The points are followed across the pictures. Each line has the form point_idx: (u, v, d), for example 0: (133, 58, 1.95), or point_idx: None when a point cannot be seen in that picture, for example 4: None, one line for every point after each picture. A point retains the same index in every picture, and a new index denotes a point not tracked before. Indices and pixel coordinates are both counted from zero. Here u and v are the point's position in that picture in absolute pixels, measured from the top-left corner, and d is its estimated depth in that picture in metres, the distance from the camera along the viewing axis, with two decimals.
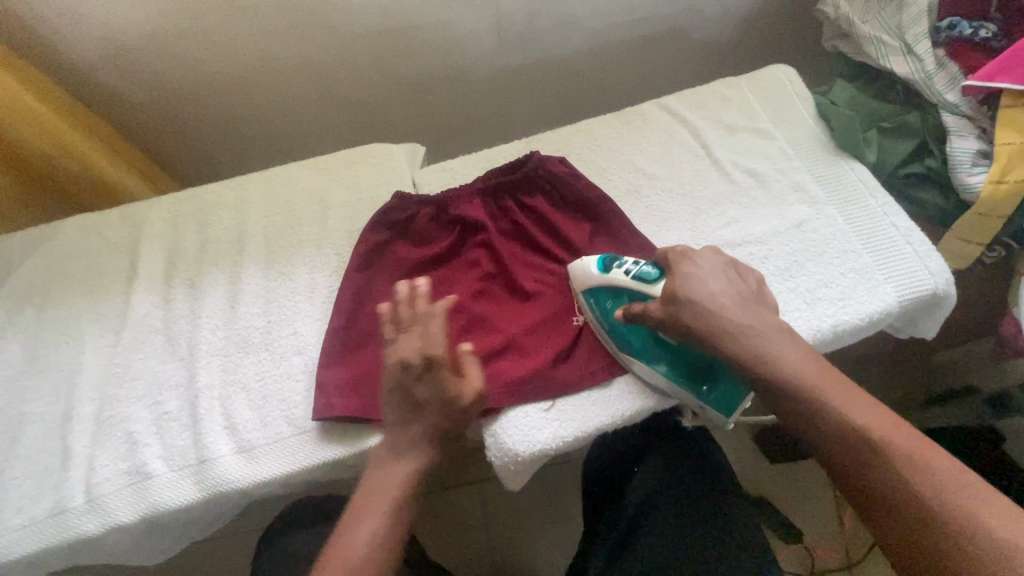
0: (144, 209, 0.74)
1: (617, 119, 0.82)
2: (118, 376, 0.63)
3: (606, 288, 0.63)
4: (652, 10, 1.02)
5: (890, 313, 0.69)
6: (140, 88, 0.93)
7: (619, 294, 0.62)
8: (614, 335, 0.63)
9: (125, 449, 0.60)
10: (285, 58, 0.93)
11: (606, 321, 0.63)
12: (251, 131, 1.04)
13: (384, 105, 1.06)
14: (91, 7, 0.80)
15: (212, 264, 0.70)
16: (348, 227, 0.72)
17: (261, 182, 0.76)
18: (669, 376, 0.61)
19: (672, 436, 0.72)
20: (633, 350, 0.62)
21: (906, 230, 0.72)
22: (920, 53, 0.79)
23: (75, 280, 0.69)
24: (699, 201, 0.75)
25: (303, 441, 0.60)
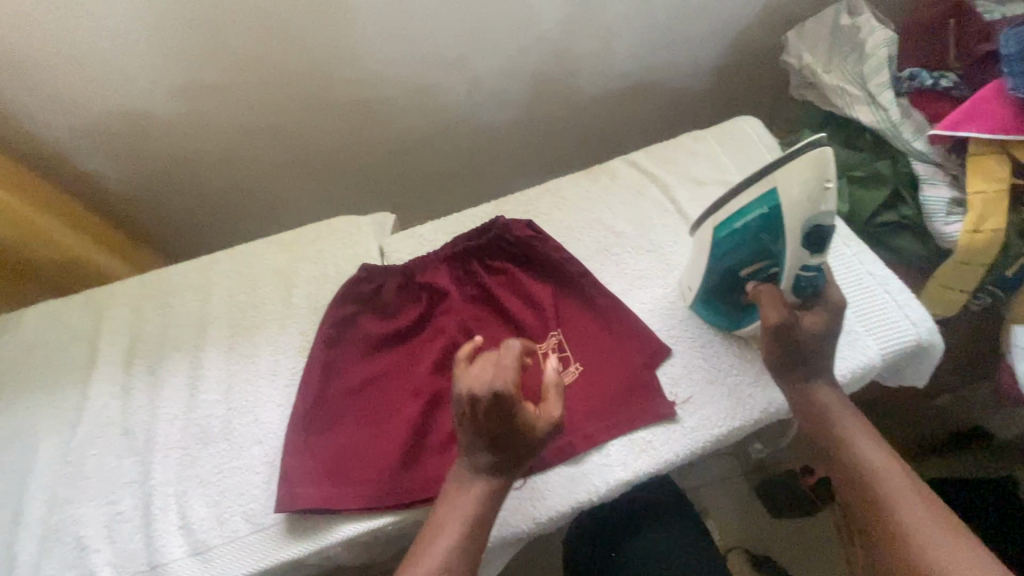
0: (108, 295, 0.73)
1: (585, 178, 0.82)
2: (71, 475, 0.61)
3: (783, 226, 0.53)
4: (620, 66, 1.04)
5: (875, 370, 0.66)
6: (113, 168, 0.93)
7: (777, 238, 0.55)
8: (730, 220, 0.56)
9: (73, 556, 0.57)
10: (259, 129, 0.94)
11: (741, 216, 0.55)
12: (228, 201, 1.04)
13: (361, 170, 1.06)
14: (65, 97, 0.82)
15: (174, 349, 0.69)
16: (313, 303, 0.71)
17: (227, 260, 0.75)
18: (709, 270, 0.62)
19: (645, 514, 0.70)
20: (724, 235, 0.57)
21: (883, 278, 0.70)
22: (884, 103, 0.79)
23: (33, 374, 0.68)
24: (670, 258, 0.74)
25: (260, 539, 0.57)
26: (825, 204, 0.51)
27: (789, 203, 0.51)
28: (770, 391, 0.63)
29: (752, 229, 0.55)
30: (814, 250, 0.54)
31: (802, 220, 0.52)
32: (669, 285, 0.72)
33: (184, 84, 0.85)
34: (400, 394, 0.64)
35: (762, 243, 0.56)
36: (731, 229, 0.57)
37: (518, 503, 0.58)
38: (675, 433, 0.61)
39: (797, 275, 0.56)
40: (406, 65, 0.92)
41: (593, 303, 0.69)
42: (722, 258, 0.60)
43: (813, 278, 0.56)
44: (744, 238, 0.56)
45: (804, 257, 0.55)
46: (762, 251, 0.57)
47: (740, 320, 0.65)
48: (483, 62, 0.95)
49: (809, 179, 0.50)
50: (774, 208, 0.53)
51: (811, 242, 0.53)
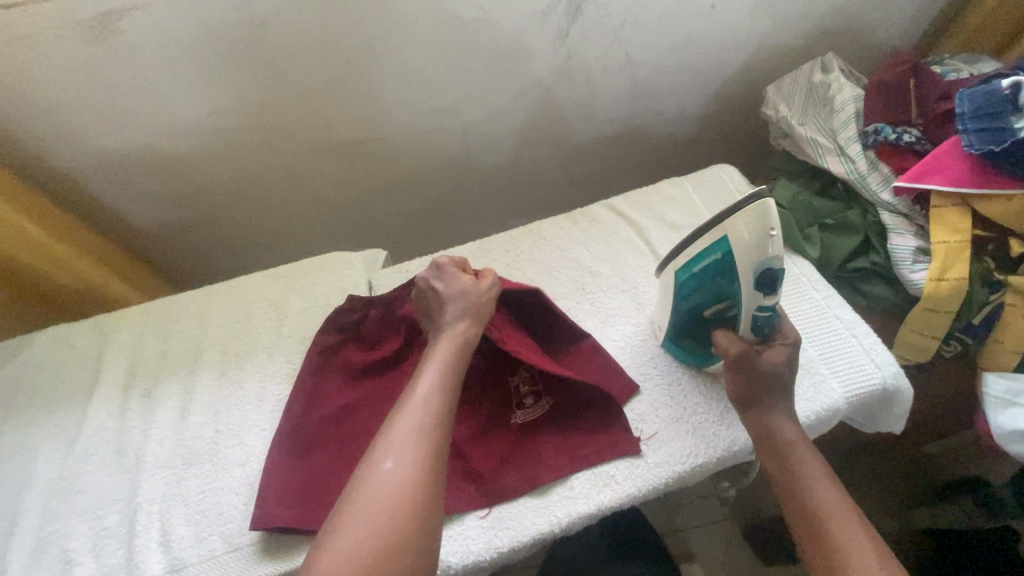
0: (114, 320, 0.78)
1: (566, 220, 0.87)
2: (64, 489, 0.65)
3: (732, 274, 0.56)
4: (606, 115, 1.11)
5: (839, 411, 0.67)
6: (131, 203, 1.00)
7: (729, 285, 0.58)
8: (689, 265, 0.60)
9: (59, 568, 0.60)
10: (268, 169, 1.02)
11: (697, 257, 0.58)
12: (236, 234, 1.12)
13: (360, 207, 1.14)
14: (92, 139, 0.89)
15: (170, 373, 0.73)
16: (302, 332, 0.76)
17: (226, 290, 0.80)
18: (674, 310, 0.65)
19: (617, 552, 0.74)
20: (684, 278, 0.61)
21: (850, 322, 0.73)
22: (853, 155, 0.83)
23: (39, 393, 0.72)
24: (643, 297, 0.77)
25: (235, 559, 0.60)
26: (772, 250, 0.53)
27: (739, 252, 0.54)
28: (733, 429, 0.65)
29: (708, 273, 0.58)
30: (767, 291, 0.56)
31: (753, 265, 0.54)
32: (640, 323, 0.75)
33: (202, 129, 0.93)
34: (377, 425, 0.66)
35: (720, 287, 0.58)
36: (689, 273, 0.60)
37: (481, 531, 0.60)
38: (638, 468, 0.63)
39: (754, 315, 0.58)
40: (403, 113, 1.00)
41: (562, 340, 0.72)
42: (685, 300, 0.63)
43: (769, 318, 0.58)
44: (701, 282, 0.59)
45: (758, 299, 0.57)
46: (721, 293, 0.59)
47: (704, 360, 0.67)
48: (476, 110, 1.03)
49: (753, 226, 0.53)
50: (726, 255, 0.55)
51: (764, 285, 0.55)
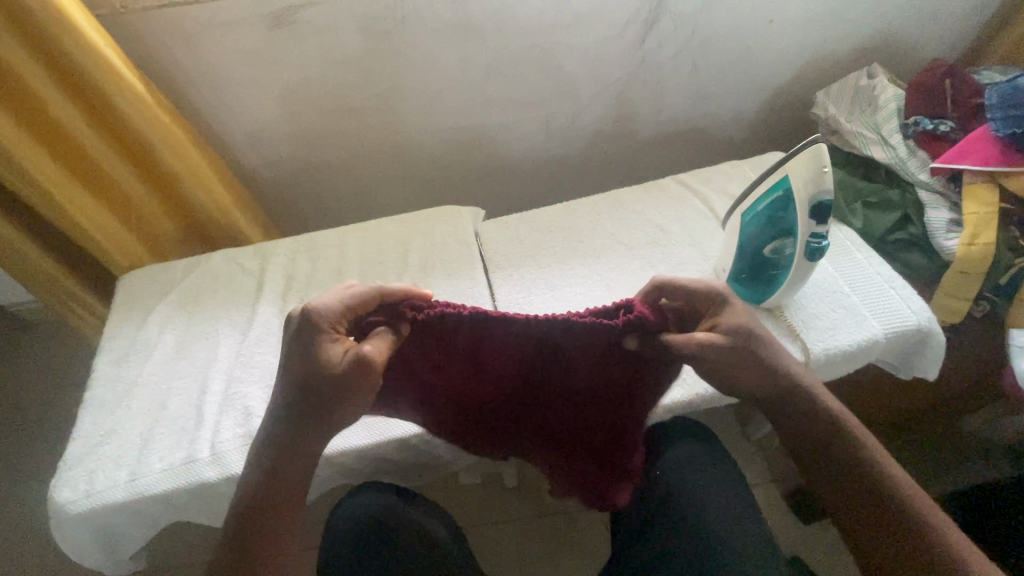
0: (272, 247, 0.97)
1: (641, 189, 1.02)
2: (242, 364, 0.82)
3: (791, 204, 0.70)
4: (671, 113, 1.27)
5: (878, 344, 0.79)
6: (270, 166, 1.21)
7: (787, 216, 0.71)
8: (756, 203, 0.74)
9: (242, 418, 0.76)
10: (384, 144, 1.21)
11: (765, 195, 0.73)
12: (346, 199, 1.31)
13: (452, 183, 1.32)
14: (253, 111, 1.10)
15: (319, 287, 0.91)
16: (423, 261, 0.92)
17: (360, 230, 0.98)
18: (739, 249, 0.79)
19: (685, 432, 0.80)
20: (749, 217, 0.76)
21: (889, 277, 0.85)
22: (894, 144, 0.96)
23: (217, 296, 0.90)
24: (708, 249, 0.91)
25: (377, 420, 0.75)
26: (824, 185, 0.66)
27: (796, 189, 0.68)
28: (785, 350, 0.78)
29: (769, 210, 0.73)
30: (818, 219, 0.68)
31: (807, 198, 0.68)
32: (705, 268, 0.89)
33: (339, 107, 1.12)
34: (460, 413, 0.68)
35: (780, 220, 0.72)
36: (755, 211, 0.75)
37: None
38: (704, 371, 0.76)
39: (808, 241, 0.70)
40: (498, 104, 1.18)
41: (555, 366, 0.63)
42: (749, 238, 0.77)
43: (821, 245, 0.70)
44: (765, 218, 0.74)
45: (812, 227, 0.69)
46: (780, 229, 0.73)
47: (763, 295, 0.80)
48: (560, 104, 1.20)
49: (809, 166, 0.67)
50: (786, 191, 0.70)
51: (817, 214, 0.68)
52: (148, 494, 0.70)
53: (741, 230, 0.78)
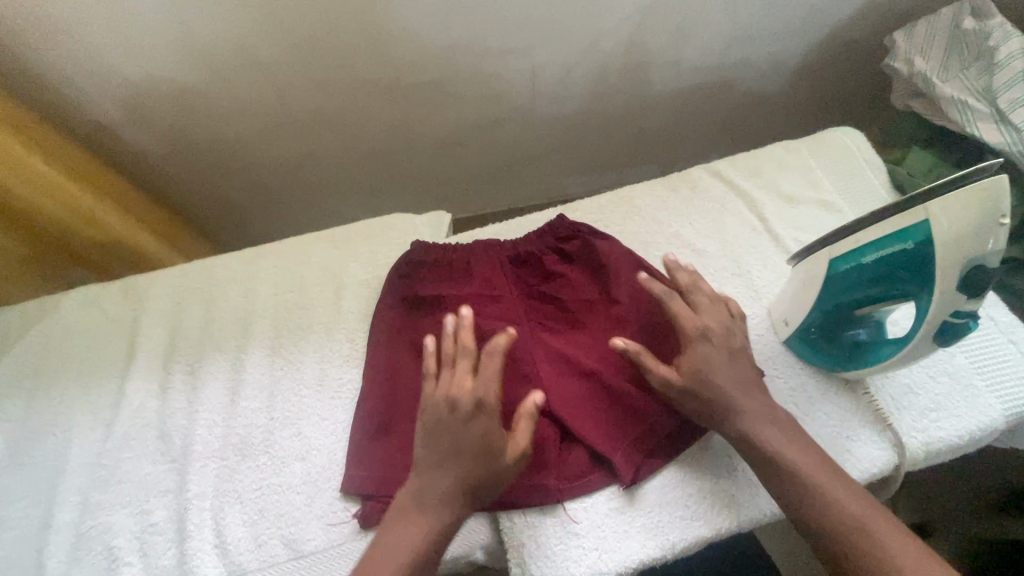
0: (149, 282, 0.69)
1: (663, 186, 0.75)
2: (104, 478, 0.57)
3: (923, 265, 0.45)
4: (698, 62, 0.96)
5: (993, 431, 0.57)
6: (159, 143, 0.90)
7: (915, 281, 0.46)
8: (855, 255, 0.48)
9: (103, 568, 0.53)
10: (312, 112, 0.90)
11: (881, 246, 0.46)
12: (272, 182, 1.01)
13: (410, 158, 1.02)
14: (113, 70, 0.77)
15: (216, 346, 0.64)
16: (364, 305, 0.66)
17: (275, 253, 0.70)
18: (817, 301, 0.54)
19: None
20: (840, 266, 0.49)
21: (1007, 326, 0.62)
22: (1018, 123, 0.70)
23: (69, 362, 0.64)
24: (758, 283, 0.66)
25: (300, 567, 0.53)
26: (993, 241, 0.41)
27: (943, 245, 0.43)
28: (871, 447, 0.56)
29: (882, 267, 0.47)
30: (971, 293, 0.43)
31: (961, 261, 0.43)
32: (756, 312, 0.64)
33: (242, 61, 0.80)
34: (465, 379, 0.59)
35: (897, 281, 0.47)
36: (855, 262, 0.48)
37: (582, 552, 0.52)
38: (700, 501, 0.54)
39: (943, 322, 0.45)
40: (467, 54, 0.86)
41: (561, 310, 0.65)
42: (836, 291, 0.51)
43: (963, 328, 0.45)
44: (871, 274, 0.48)
45: (954, 302, 0.44)
46: (893, 290, 0.48)
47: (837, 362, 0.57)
48: (549, 53, 0.88)
49: (973, 208, 0.41)
50: (920, 244, 0.44)
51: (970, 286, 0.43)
52: None
53: (822, 285, 0.52)
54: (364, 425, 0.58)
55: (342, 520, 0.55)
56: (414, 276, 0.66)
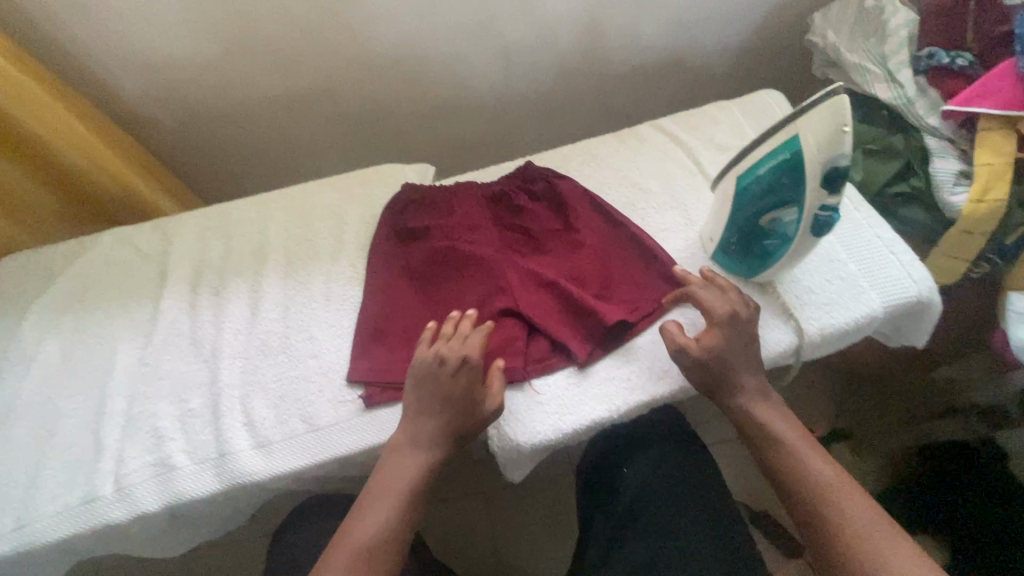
0: (175, 223, 0.80)
1: (616, 139, 0.88)
2: (147, 375, 0.68)
3: (797, 170, 0.58)
4: (650, 41, 1.09)
5: (875, 319, 0.71)
6: (171, 113, 1.00)
7: (794, 184, 0.59)
8: (756, 167, 0.62)
9: (151, 443, 0.64)
10: (308, 85, 1.01)
11: (772, 157, 0.60)
12: (272, 150, 1.11)
13: (397, 129, 1.13)
14: (132, 43, 0.88)
15: (236, 273, 0.75)
16: (363, 237, 0.78)
17: (283, 198, 0.82)
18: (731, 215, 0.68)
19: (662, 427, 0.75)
20: (746, 179, 0.63)
21: (889, 240, 0.76)
22: (902, 81, 0.85)
23: (109, 287, 0.75)
24: (693, 213, 0.79)
25: (316, 437, 0.64)
26: (842, 148, 0.54)
27: (809, 154, 0.56)
28: (777, 333, 0.70)
29: (772, 176, 0.61)
30: (831, 189, 0.57)
31: (821, 164, 0.56)
32: (690, 236, 0.78)
33: (246, 37, 0.91)
34: (449, 290, 0.72)
35: (782, 189, 0.61)
36: (753, 176, 0.63)
37: (546, 416, 0.64)
38: (629, 381, 0.67)
39: (816, 215, 0.60)
40: (447, 32, 0.98)
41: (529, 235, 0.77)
42: (744, 201, 0.65)
43: (830, 219, 0.60)
44: (764, 185, 0.62)
45: (822, 197, 0.58)
46: (782, 199, 0.62)
47: (751, 270, 0.71)
48: (519, 31, 1.00)
49: (825, 123, 0.54)
50: (794, 154, 0.58)
51: (830, 184, 0.57)
52: (45, 542, 0.59)
53: (735, 199, 0.66)
54: (365, 328, 0.69)
55: (349, 400, 0.66)
56: (404, 213, 0.78)
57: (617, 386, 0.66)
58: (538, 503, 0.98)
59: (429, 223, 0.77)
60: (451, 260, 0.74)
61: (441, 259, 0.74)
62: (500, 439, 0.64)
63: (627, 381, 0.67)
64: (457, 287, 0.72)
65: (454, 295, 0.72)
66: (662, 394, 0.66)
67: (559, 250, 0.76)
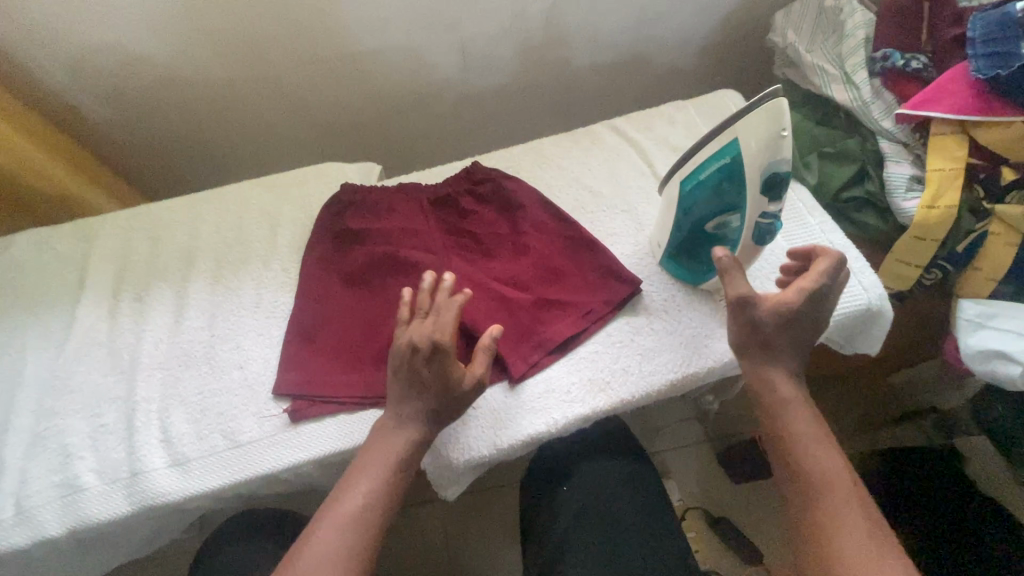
0: (97, 224, 0.75)
1: (569, 139, 0.86)
2: (58, 388, 0.64)
3: (738, 176, 0.56)
4: (610, 36, 1.06)
5: (824, 329, 0.70)
6: (107, 105, 0.95)
7: (737, 190, 0.58)
8: (695, 171, 0.60)
9: (58, 461, 0.60)
10: (253, 78, 0.96)
11: (710, 161, 0.58)
12: (218, 145, 1.07)
13: (350, 125, 1.09)
14: (58, 32, 0.83)
15: (161, 278, 0.71)
16: (298, 240, 0.74)
17: (215, 197, 0.78)
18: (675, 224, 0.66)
19: (606, 440, 0.72)
20: (689, 185, 0.61)
21: (842, 247, 0.74)
22: (859, 83, 0.83)
23: (22, 293, 0.70)
24: (643, 217, 0.77)
25: (236, 454, 0.61)
26: (781, 153, 0.54)
27: (750, 155, 0.55)
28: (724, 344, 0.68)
29: (715, 179, 0.58)
30: (772, 197, 0.57)
31: (762, 166, 0.55)
32: (639, 242, 0.75)
33: (185, 28, 0.86)
34: (386, 299, 0.68)
35: (725, 193, 0.59)
36: (694, 181, 0.60)
37: (483, 429, 0.62)
38: (571, 395, 0.64)
39: (757, 223, 0.59)
40: (400, 26, 0.94)
41: (475, 240, 0.74)
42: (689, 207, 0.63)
43: (770, 226, 0.59)
44: (708, 191, 0.60)
45: (762, 205, 0.58)
46: (725, 205, 0.60)
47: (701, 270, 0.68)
48: (474, 25, 0.97)
49: (763, 128, 0.53)
50: (734, 158, 0.56)
51: (771, 189, 0.56)
52: None
53: (677, 205, 0.64)
54: (295, 339, 0.66)
55: (275, 415, 0.63)
56: (342, 215, 0.74)
57: (557, 399, 0.64)
58: (489, 512, 0.95)
59: (368, 225, 0.73)
60: (388, 265, 0.70)
61: (378, 264, 0.70)
62: (432, 456, 0.62)
63: (569, 394, 0.64)
64: (394, 294, 0.69)
65: (390, 303, 0.68)
66: (604, 407, 0.64)
67: (506, 256, 0.72)
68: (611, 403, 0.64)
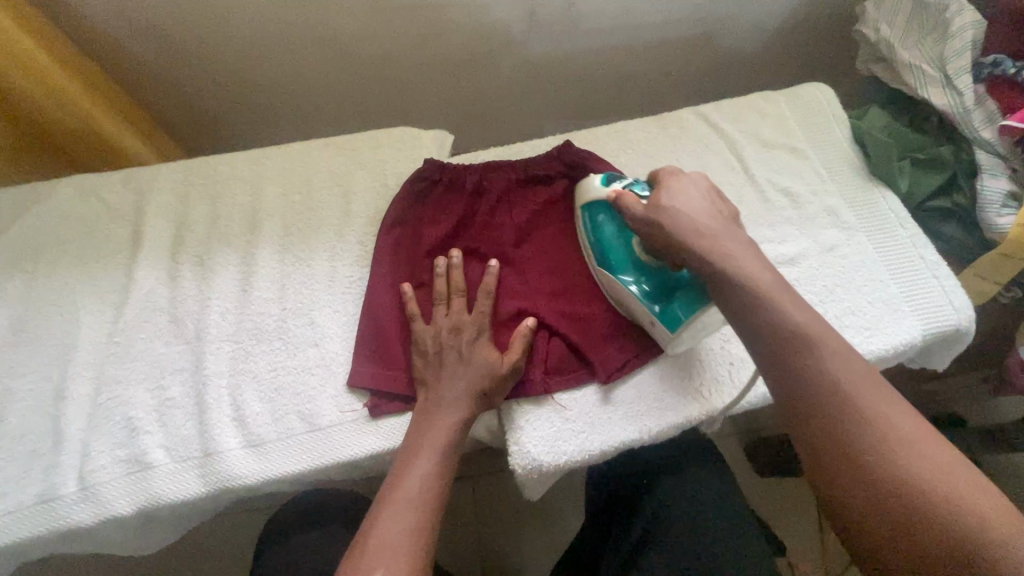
0: (151, 175, 0.69)
1: (655, 123, 0.81)
2: (118, 355, 0.59)
3: (603, 202, 0.62)
4: (690, 13, 1.00)
5: (913, 345, 0.69)
6: (144, 40, 0.86)
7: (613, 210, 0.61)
8: (595, 248, 0.62)
9: (122, 435, 0.55)
10: (306, 22, 0.87)
11: (592, 234, 0.63)
12: (258, 93, 0.98)
13: (403, 84, 1.02)
14: None
15: (224, 241, 0.66)
16: (374, 212, 0.69)
17: (280, 156, 0.71)
18: (631, 288, 0.58)
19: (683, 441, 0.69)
20: (608, 262, 0.61)
21: (933, 262, 0.72)
22: (962, 88, 0.79)
23: (72, 247, 0.64)
24: None
25: (315, 439, 0.57)
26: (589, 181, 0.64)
27: (590, 202, 0.63)
28: None
29: (603, 232, 0.62)
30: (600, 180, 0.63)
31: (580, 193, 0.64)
32: None
33: None
34: None
35: (614, 239, 0.61)
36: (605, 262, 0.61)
37: (572, 433, 0.59)
38: (661, 402, 0.61)
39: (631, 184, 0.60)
40: None
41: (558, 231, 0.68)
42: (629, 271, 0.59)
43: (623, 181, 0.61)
44: (612, 243, 0.61)
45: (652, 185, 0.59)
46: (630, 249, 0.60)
47: (700, 303, 0.54)
48: None
49: (587, 188, 0.64)
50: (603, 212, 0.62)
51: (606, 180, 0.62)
52: None
53: (615, 276, 0.60)
54: (370, 326, 0.61)
55: (353, 400, 0.59)
56: (418, 194, 0.68)
57: (648, 404, 0.61)
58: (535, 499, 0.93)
59: (443, 209, 0.68)
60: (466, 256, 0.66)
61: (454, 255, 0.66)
62: (520, 457, 0.58)
63: (660, 400, 0.61)
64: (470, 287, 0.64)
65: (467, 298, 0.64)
66: (697, 417, 0.60)
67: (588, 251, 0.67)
68: (702, 414, 0.60)
